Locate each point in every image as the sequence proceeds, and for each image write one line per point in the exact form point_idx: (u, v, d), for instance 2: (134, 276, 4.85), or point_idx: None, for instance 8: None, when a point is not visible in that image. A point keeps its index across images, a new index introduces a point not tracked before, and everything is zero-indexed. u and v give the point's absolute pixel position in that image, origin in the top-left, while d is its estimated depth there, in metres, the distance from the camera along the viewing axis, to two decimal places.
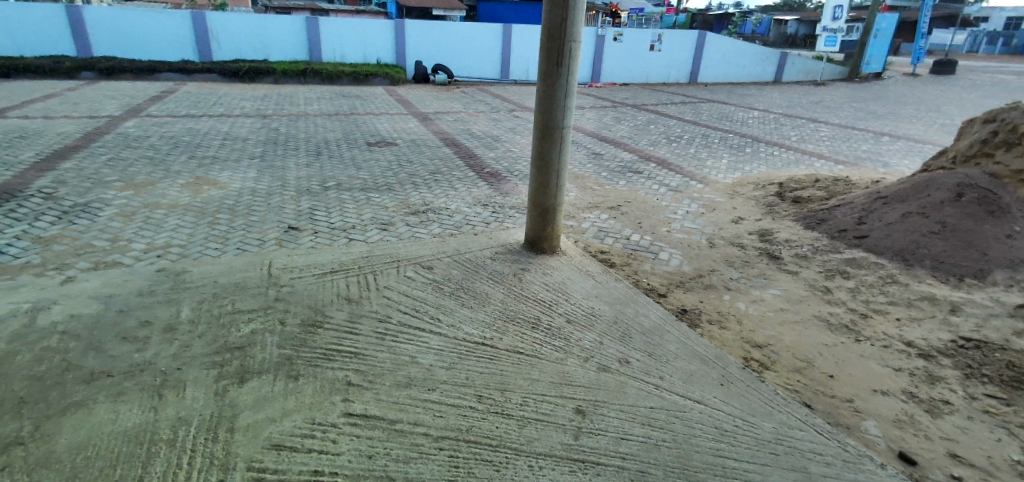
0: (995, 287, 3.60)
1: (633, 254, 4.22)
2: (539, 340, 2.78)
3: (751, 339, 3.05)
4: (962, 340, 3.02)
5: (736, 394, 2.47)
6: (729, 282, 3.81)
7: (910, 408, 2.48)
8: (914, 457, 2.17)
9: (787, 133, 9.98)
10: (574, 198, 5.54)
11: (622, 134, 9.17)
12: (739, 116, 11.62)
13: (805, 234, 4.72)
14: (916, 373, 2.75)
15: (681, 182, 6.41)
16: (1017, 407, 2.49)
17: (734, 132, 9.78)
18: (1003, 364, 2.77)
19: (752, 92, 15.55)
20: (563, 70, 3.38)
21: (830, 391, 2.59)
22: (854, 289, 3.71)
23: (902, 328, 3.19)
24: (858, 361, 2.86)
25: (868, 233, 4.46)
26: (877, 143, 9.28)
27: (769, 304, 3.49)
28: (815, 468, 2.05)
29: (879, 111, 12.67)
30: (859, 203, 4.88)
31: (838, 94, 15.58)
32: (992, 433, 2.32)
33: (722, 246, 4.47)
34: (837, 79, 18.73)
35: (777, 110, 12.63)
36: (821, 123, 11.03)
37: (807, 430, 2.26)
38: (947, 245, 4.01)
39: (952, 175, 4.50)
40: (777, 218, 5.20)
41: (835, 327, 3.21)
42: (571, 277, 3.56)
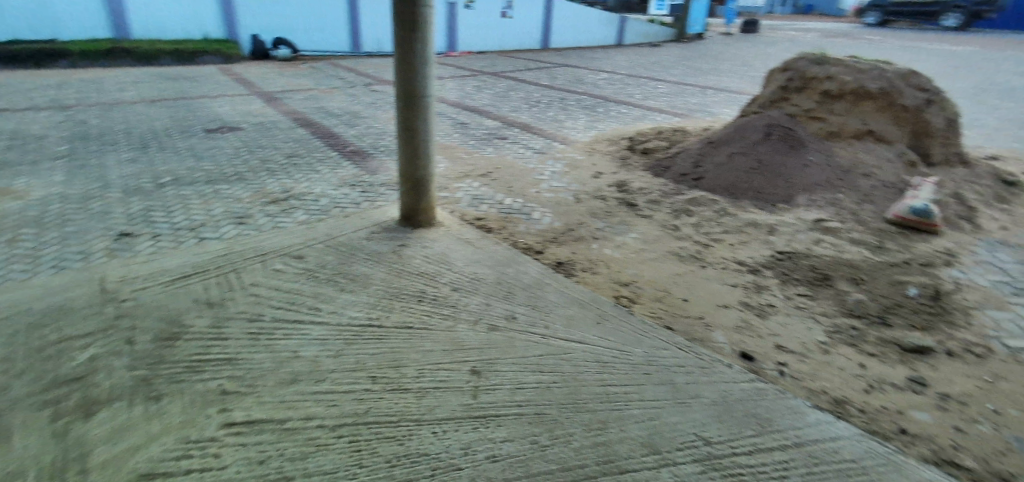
0: (799, 210, 4.38)
1: (508, 217, 4.37)
2: (426, 312, 2.81)
3: (617, 280, 3.38)
4: (779, 254, 3.67)
5: (610, 329, 2.71)
6: (595, 232, 4.13)
7: (746, 316, 2.95)
8: (751, 355, 2.61)
9: (632, 92, 10.85)
10: (444, 169, 5.55)
11: (483, 103, 9.28)
12: (590, 79, 12.32)
13: (654, 181, 5.26)
14: (748, 286, 3.28)
15: (544, 144, 6.70)
16: (819, 300, 3.12)
17: (587, 94, 10.40)
18: (808, 268, 3.46)
19: (599, 55, 16.56)
20: (418, 37, 3.32)
21: (685, 313, 2.99)
22: (697, 224, 4.25)
23: (735, 251, 3.76)
24: (705, 284, 3.32)
25: (704, 174, 5.10)
26: (706, 96, 10.49)
27: (631, 247, 3.87)
28: (679, 378, 2.34)
29: (705, 67, 14.29)
30: (695, 149, 5.52)
31: (671, 54, 17.21)
32: (804, 324, 2.88)
33: (586, 200, 4.81)
34: (667, 40, 20.64)
35: (622, 71, 13.60)
36: (659, 81, 12.14)
37: (670, 348, 2.57)
38: (763, 179, 4.75)
39: (763, 118, 5.28)
40: (630, 169, 5.69)
41: (685, 258, 3.68)
42: (450, 247, 3.60)
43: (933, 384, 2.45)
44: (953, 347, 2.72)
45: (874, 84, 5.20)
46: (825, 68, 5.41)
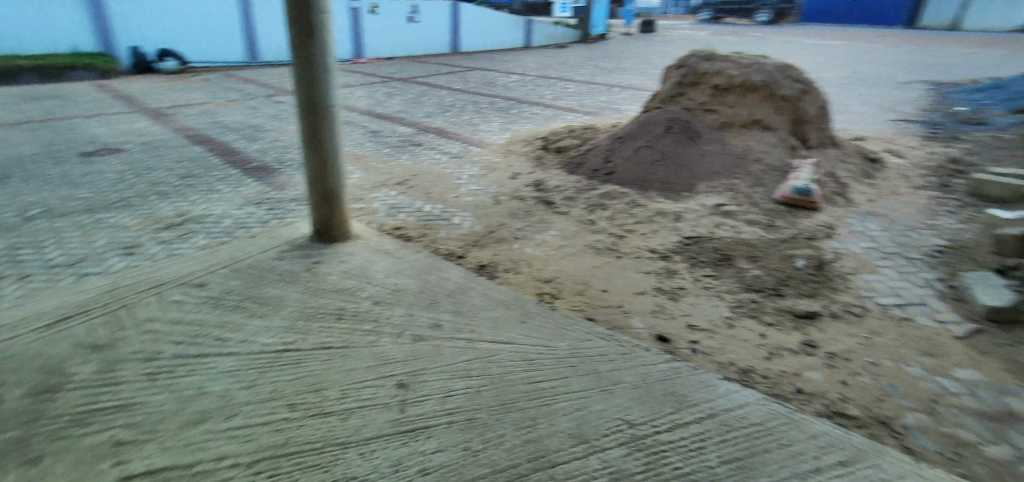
0: (701, 197, 4.70)
1: (427, 224, 4.32)
2: (346, 329, 2.71)
3: (539, 277, 3.45)
4: (686, 240, 3.92)
5: (535, 327, 2.75)
6: (515, 232, 4.18)
7: (660, 300, 3.12)
8: (667, 337, 2.76)
9: (543, 92, 11.10)
10: (358, 180, 5.38)
11: (395, 109, 9.10)
12: (501, 81, 12.46)
13: (569, 178, 5.41)
14: (661, 272, 3.47)
15: (460, 148, 6.68)
16: (723, 279, 3.36)
17: (499, 96, 10.50)
18: (712, 251, 3.71)
19: (509, 58, 16.77)
20: (316, 45, 3.20)
21: (605, 303, 3.10)
22: (611, 216, 4.43)
23: (647, 240, 3.96)
24: (622, 274, 3.47)
25: (614, 169, 5.32)
26: (612, 93, 10.95)
27: (551, 244, 3.96)
28: (603, 366, 2.42)
29: (610, 66, 14.90)
30: (604, 145, 5.75)
31: (578, 54, 17.79)
32: (712, 302, 3.09)
33: (505, 201, 4.86)
34: (573, 41, 21.31)
35: (532, 72, 13.87)
36: (568, 81, 12.51)
37: (592, 338, 2.66)
38: (668, 170, 5.04)
39: (663, 112, 5.60)
40: (545, 168, 5.82)
41: (602, 250, 3.82)
42: (368, 259, 3.50)
43: (823, 345, 2.72)
44: (837, 309, 3.04)
45: (757, 77, 5.68)
46: (714, 64, 5.83)
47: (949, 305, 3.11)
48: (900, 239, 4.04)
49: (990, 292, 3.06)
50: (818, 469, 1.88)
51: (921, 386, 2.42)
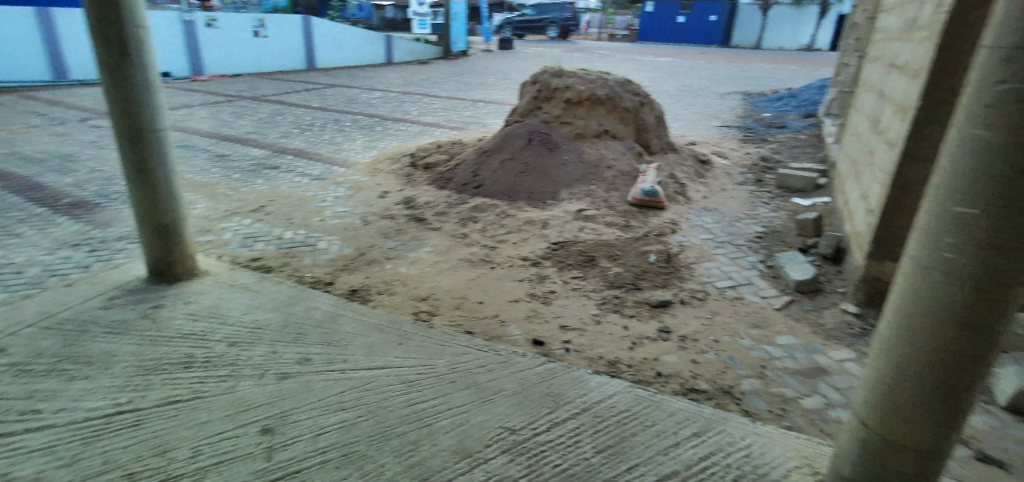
0: (564, 204, 4.99)
1: (289, 252, 4.04)
2: (197, 378, 2.42)
3: (415, 295, 3.39)
4: (554, 245, 4.13)
5: (412, 347, 2.70)
6: (387, 252, 4.07)
7: (534, 305, 3.25)
8: (541, 340, 2.88)
9: (408, 108, 11.00)
10: (204, 210, 4.86)
11: (246, 131, 8.39)
12: (363, 98, 12.11)
13: (439, 194, 5.42)
14: (533, 278, 3.62)
15: (322, 169, 6.35)
16: (589, 279, 3.60)
17: (362, 114, 10.19)
18: (577, 253, 3.96)
19: (370, 74, 16.38)
20: (134, 65, 2.85)
21: (481, 314, 3.15)
22: (483, 228, 4.52)
23: (518, 248, 4.10)
24: (496, 283, 3.55)
25: (482, 182, 5.44)
26: (477, 108, 11.20)
27: (425, 261, 3.91)
28: (482, 378, 2.45)
29: (473, 82, 15.23)
30: (471, 160, 5.85)
31: (441, 70, 17.94)
32: (580, 302, 3.30)
33: (374, 221, 4.70)
34: (435, 57, 21.45)
35: (395, 88, 13.68)
36: (433, 97, 12.55)
37: (471, 351, 2.68)
38: (532, 180, 5.28)
39: (523, 126, 5.86)
40: (414, 185, 5.76)
41: (476, 262, 3.88)
42: (223, 296, 3.18)
43: (676, 329, 3.03)
44: (684, 296, 3.41)
45: (603, 91, 6.20)
46: (565, 80, 6.25)
47: (769, 282, 3.65)
48: (729, 229, 4.65)
49: (797, 267, 3.65)
50: (678, 442, 2.08)
51: (752, 355, 2.81)
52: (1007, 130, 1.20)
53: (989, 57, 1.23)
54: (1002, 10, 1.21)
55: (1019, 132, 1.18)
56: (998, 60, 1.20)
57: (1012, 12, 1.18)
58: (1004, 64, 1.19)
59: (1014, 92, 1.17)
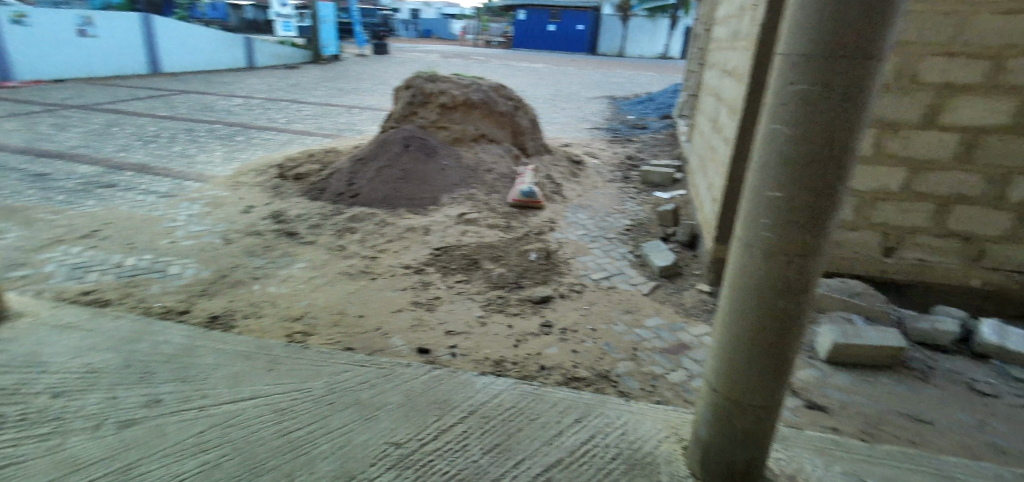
0: (445, 209, 4.97)
1: (133, 281, 3.55)
2: (9, 442, 2.02)
3: (288, 315, 3.16)
4: (436, 250, 4.09)
5: (285, 372, 2.50)
6: (254, 271, 3.74)
7: (417, 313, 3.19)
8: (427, 347, 2.83)
9: (274, 116, 10.26)
10: (19, 240, 4.11)
11: (72, 144, 7.25)
12: (220, 105, 11.05)
13: (311, 205, 5.12)
14: (416, 285, 3.55)
15: (173, 185, 5.68)
16: (473, 282, 3.62)
17: (219, 122, 9.30)
18: (461, 257, 3.96)
19: (229, 79, 15.03)
20: None
21: (362, 328, 3.02)
22: (361, 239, 4.34)
23: (400, 257, 4.00)
24: (378, 294, 3.43)
25: (358, 191, 5.23)
26: (351, 115, 10.77)
27: (298, 277, 3.66)
28: (363, 395, 2.35)
29: (346, 87, 14.63)
30: (345, 168, 5.60)
31: (310, 75, 17.00)
32: (465, 305, 3.30)
33: (238, 239, 4.31)
34: (303, 62, 20.28)
35: (258, 95, 12.69)
36: (302, 103, 11.83)
37: (350, 368, 2.55)
38: (411, 186, 5.19)
39: (398, 131, 5.75)
40: (284, 197, 5.38)
41: (355, 275, 3.71)
42: (46, 339, 2.71)
43: (557, 323, 3.15)
44: (564, 290, 3.56)
45: (476, 96, 6.27)
46: (438, 84, 6.23)
47: (638, 271, 3.94)
48: (601, 224, 4.95)
49: (660, 255, 3.99)
50: (561, 431, 2.16)
51: (626, 339, 3.01)
52: (798, 123, 1.42)
53: (781, 63, 1.45)
54: (786, 24, 1.43)
55: (807, 125, 1.41)
56: (788, 66, 1.42)
57: (793, 25, 1.40)
58: (793, 69, 1.41)
59: (802, 92, 1.39)
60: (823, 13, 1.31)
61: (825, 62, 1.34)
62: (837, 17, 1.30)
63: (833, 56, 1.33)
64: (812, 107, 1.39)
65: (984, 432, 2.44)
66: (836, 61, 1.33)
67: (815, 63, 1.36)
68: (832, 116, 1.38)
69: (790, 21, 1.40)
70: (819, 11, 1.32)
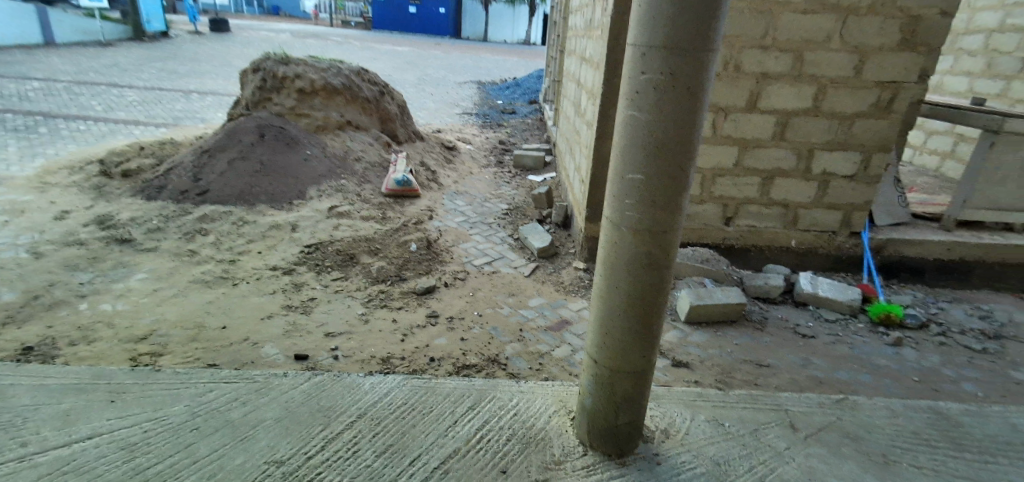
0: (314, 202, 4.64)
1: None
2: None
3: (131, 335, 2.73)
4: (307, 248, 3.81)
5: (131, 402, 2.16)
6: (79, 288, 3.17)
7: (291, 318, 2.95)
8: (305, 353, 2.64)
9: (87, 102, 8.70)
10: None
11: None
12: (9, 90, 9.09)
13: (149, 206, 4.45)
14: (286, 288, 3.28)
15: None
16: (351, 279, 3.45)
17: (11, 111, 7.66)
18: (335, 253, 3.74)
19: (19, 58, 12.40)
20: None
21: (226, 341, 2.72)
22: (216, 241, 3.89)
23: (265, 258, 3.66)
24: (242, 301, 3.11)
25: (207, 187, 4.67)
26: (189, 101, 9.53)
27: (138, 291, 3.18)
28: (234, 414, 2.12)
29: (179, 69, 12.88)
30: (188, 162, 4.96)
31: (132, 54, 14.68)
32: (345, 304, 3.13)
33: (53, 251, 3.60)
34: (121, 39, 17.44)
35: (63, 77, 10.65)
36: (124, 87, 10.19)
37: (215, 386, 2.28)
38: (271, 180, 4.76)
39: (250, 119, 5.21)
40: (111, 199, 4.62)
41: (212, 282, 3.32)
42: None
43: (443, 312, 3.12)
44: (447, 279, 3.53)
45: (337, 80, 5.89)
46: (292, 68, 5.73)
47: (517, 254, 4.04)
48: (479, 209, 4.98)
49: (538, 236, 4.13)
50: (455, 421, 2.15)
51: (512, 321, 3.08)
52: (651, 110, 1.53)
53: (632, 54, 1.55)
54: (635, 18, 1.53)
55: (659, 111, 1.53)
56: (640, 55, 1.53)
57: (640, 19, 1.50)
58: (643, 60, 1.52)
59: (652, 80, 1.51)
60: (664, 8, 1.42)
61: (669, 53, 1.47)
62: (677, 11, 1.42)
63: (676, 47, 1.45)
64: (662, 94, 1.51)
65: (808, 369, 2.90)
66: (680, 51, 1.46)
67: (663, 53, 1.47)
68: (679, 103, 1.51)
69: (637, 15, 1.50)
70: (662, 6, 1.43)
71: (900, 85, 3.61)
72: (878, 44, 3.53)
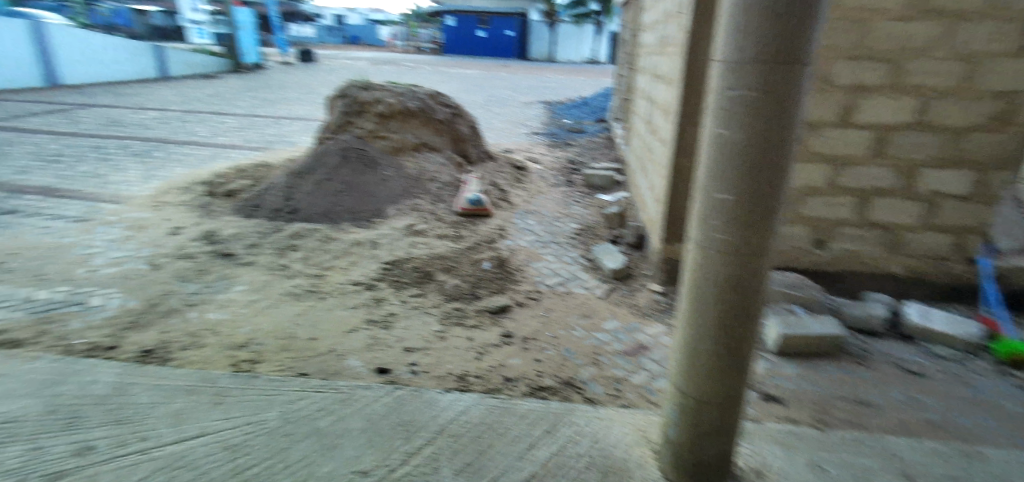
0: (392, 221, 4.85)
1: (46, 317, 3.16)
2: None
3: (232, 343, 2.94)
4: (386, 265, 3.97)
5: (233, 405, 2.32)
6: (189, 298, 3.47)
7: (372, 332, 3.07)
8: (386, 367, 2.73)
9: (194, 129, 9.64)
10: None
11: None
12: (131, 119, 10.25)
13: (247, 223, 4.83)
14: (368, 303, 3.43)
15: (86, 208, 5.19)
16: (428, 295, 3.55)
17: (133, 137, 8.61)
18: (412, 269, 3.87)
19: (141, 91, 14.00)
20: None
21: (315, 351, 2.87)
22: (304, 257, 4.15)
23: (347, 273, 3.85)
24: (328, 315, 3.27)
25: (297, 206, 5.00)
26: (279, 126, 10.32)
27: (238, 302, 3.43)
28: (322, 422, 2.22)
29: (271, 97, 14.00)
30: (280, 183, 5.34)
31: (232, 85, 16.14)
32: (421, 320, 3.22)
33: (167, 263, 3.98)
34: (223, 71, 19.23)
35: (175, 107, 11.89)
36: (225, 115, 11.21)
37: (307, 395, 2.40)
38: (353, 199, 5.03)
39: (336, 143, 5.54)
40: (215, 216, 5.04)
41: (301, 295, 3.53)
42: None
43: (517, 332, 3.13)
44: (519, 298, 3.55)
45: (413, 104, 6.16)
46: (372, 93, 6.06)
47: (591, 274, 4.00)
48: (550, 229, 4.99)
49: (612, 257, 4.08)
50: (534, 444, 2.13)
51: (586, 343, 3.04)
52: (741, 128, 1.48)
53: (721, 71, 1.50)
54: (722, 33, 1.50)
55: (749, 130, 1.47)
56: (728, 73, 1.48)
57: (730, 35, 1.46)
58: (733, 77, 1.47)
59: (742, 96, 1.45)
60: (756, 23, 1.38)
61: (761, 68, 1.40)
62: (768, 25, 1.37)
63: (769, 63, 1.39)
64: (753, 111, 1.44)
65: (918, 408, 2.64)
66: (772, 67, 1.40)
67: (754, 69, 1.42)
68: (771, 120, 1.44)
69: (725, 32, 1.46)
70: (753, 23, 1.39)
71: (1017, 95, 3.28)
72: (989, 52, 3.23)
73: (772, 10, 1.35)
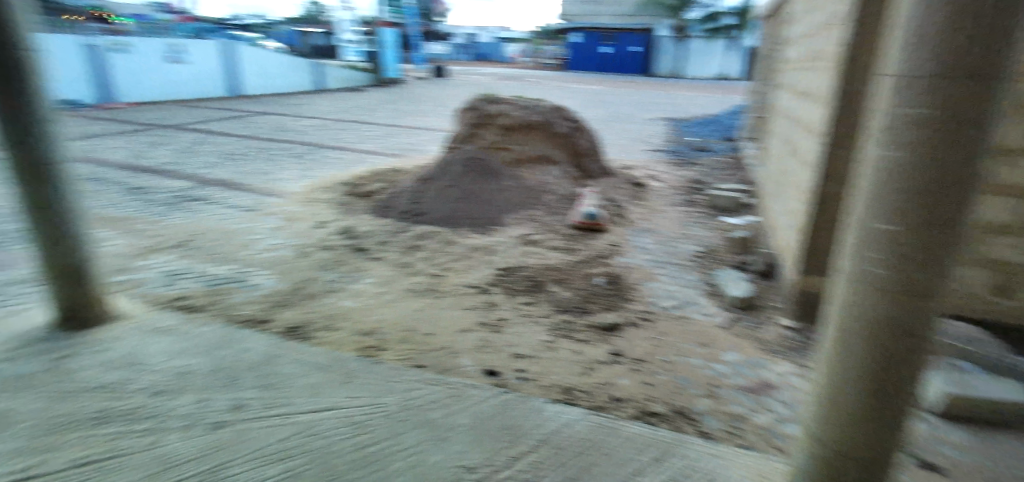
0: (509, 229, 4.99)
1: (216, 289, 3.70)
2: (116, 433, 2.10)
3: (360, 330, 3.21)
4: (500, 271, 4.09)
5: (358, 386, 2.53)
6: (328, 285, 3.85)
7: (484, 335, 3.17)
8: (496, 370, 2.80)
9: (340, 135, 10.75)
10: (119, 247, 4.40)
11: (165, 161, 7.82)
12: (292, 125, 11.70)
13: (379, 222, 5.26)
14: (481, 306, 3.55)
15: (252, 200, 6.01)
16: (539, 305, 3.59)
17: (292, 141, 9.82)
18: (526, 278, 3.94)
19: (301, 101, 15.94)
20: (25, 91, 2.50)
21: (431, 346, 3.03)
22: (426, 257, 4.41)
23: (464, 276, 4.03)
24: (444, 313, 3.44)
25: (423, 209, 5.34)
26: (411, 135, 11.15)
27: (368, 293, 3.73)
28: (434, 414, 2.33)
29: (406, 109, 15.18)
30: (410, 187, 5.74)
31: (374, 97, 17.77)
32: (531, 328, 3.26)
33: (312, 253, 4.46)
34: (368, 85, 21.24)
35: (327, 115, 13.36)
36: (366, 124, 12.36)
37: (422, 387, 2.54)
38: (474, 206, 5.26)
39: (462, 152, 5.84)
40: (353, 214, 5.56)
41: (422, 292, 3.75)
42: (142, 341, 2.85)
43: (627, 351, 3.05)
44: (631, 317, 3.45)
45: (537, 117, 6.31)
46: (499, 106, 6.31)
47: (710, 300, 3.77)
48: (668, 249, 4.80)
49: (736, 285, 3.82)
50: (640, 469, 2.04)
51: (702, 373, 2.86)
52: (913, 152, 1.30)
53: (892, 87, 1.34)
54: (897, 44, 1.33)
55: (923, 154, 1.28)
56: (901, 89, 1.31)
57: (907, 47, 1.29)
58: (907, 93, 1.30)
59: (916, 116, 1.28)
60: (942, 33, 1.21)
61: (946, 83, 1.22)
62: (956, 36, 1.19)
63: (956, 77, 1.21)
64: (930, 133, 1.26)
65: None
66: (960, 82, 1.21)
67: (935, 85, 1.24)
68: (953, 143, 1.25)
69: (902, 44, 1.30)
70: (939, 34, 1.21)
71: None
72: None
73: (965, 18, 1.18)
